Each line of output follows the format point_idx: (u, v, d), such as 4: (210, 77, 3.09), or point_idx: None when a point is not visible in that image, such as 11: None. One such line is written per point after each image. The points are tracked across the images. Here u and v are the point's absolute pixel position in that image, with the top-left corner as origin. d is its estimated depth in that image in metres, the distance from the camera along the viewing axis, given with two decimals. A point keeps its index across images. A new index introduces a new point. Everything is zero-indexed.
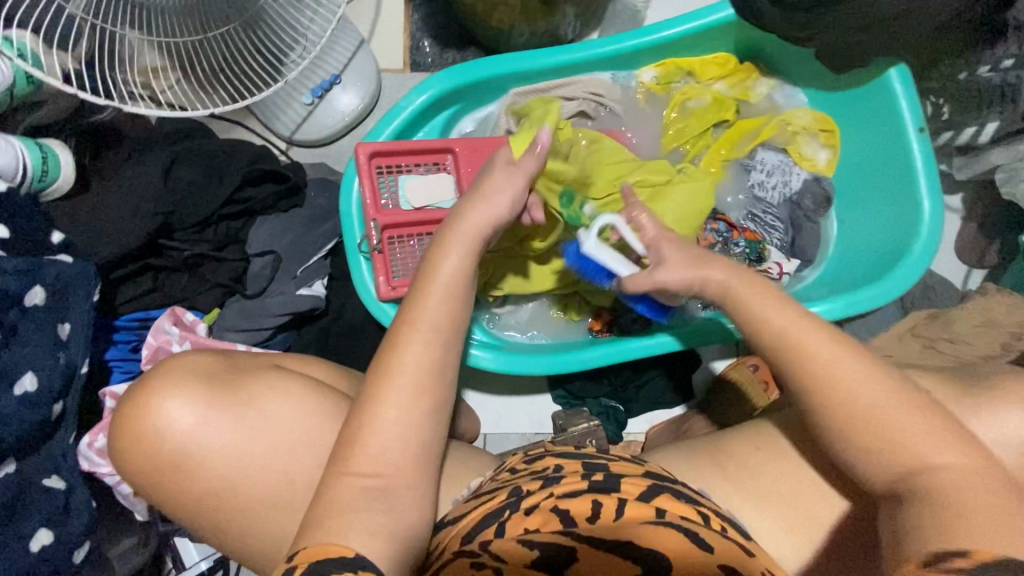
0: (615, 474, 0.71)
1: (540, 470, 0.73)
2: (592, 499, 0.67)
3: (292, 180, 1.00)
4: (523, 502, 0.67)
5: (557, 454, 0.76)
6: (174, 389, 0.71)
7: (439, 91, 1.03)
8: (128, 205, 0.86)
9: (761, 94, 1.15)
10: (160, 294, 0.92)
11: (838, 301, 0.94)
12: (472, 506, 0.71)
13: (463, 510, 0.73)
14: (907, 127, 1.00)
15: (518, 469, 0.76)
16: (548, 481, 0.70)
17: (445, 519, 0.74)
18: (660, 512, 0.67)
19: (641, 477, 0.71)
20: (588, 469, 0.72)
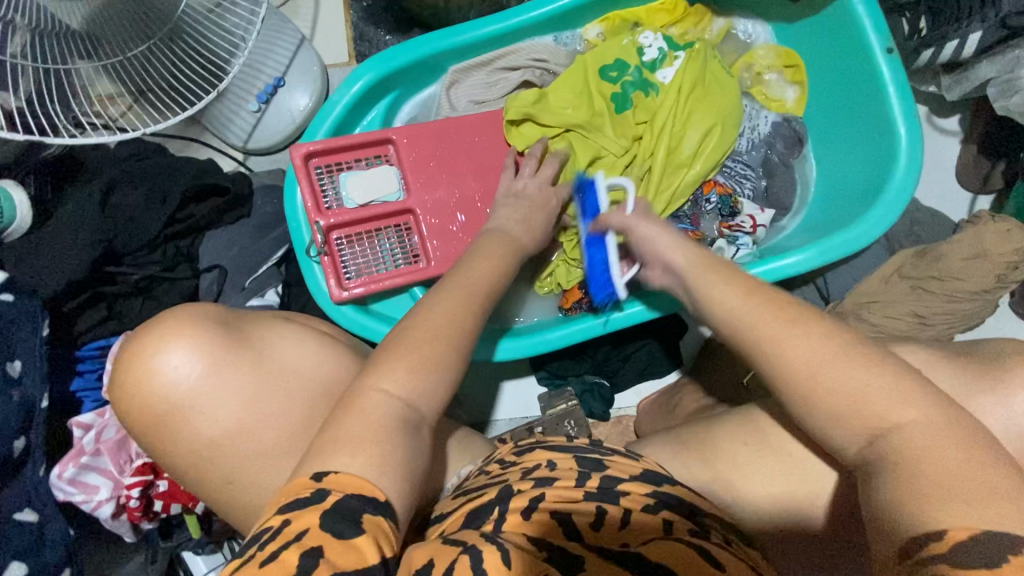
0: (614, 477, 0.67)
1: (531, 466, 0.69)
2: (593, 505, 0.63)
3: (232, 192, 0.98)
4: (512, 504, 0.62)
5: (547, 448, 0.73)
6: (179, 339, 0.66)
7: (372, 78, 1.01)
8: (69, 236, 0.86)
9: (717, 37, 1.09)
10: (115, 320, 0.92)
11: (812, 250, 0.88)
12: (458, 506, 0.66)
13: (452, 505, 0.68)
14: (873, 48, 0.91)
15: (509, 463, 0.72)
16: (544, 481, 0.65)
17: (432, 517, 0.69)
18: (668, 523, 0.62)
19: (641, 482, 0.67)
20: (585, 469, 0.68)
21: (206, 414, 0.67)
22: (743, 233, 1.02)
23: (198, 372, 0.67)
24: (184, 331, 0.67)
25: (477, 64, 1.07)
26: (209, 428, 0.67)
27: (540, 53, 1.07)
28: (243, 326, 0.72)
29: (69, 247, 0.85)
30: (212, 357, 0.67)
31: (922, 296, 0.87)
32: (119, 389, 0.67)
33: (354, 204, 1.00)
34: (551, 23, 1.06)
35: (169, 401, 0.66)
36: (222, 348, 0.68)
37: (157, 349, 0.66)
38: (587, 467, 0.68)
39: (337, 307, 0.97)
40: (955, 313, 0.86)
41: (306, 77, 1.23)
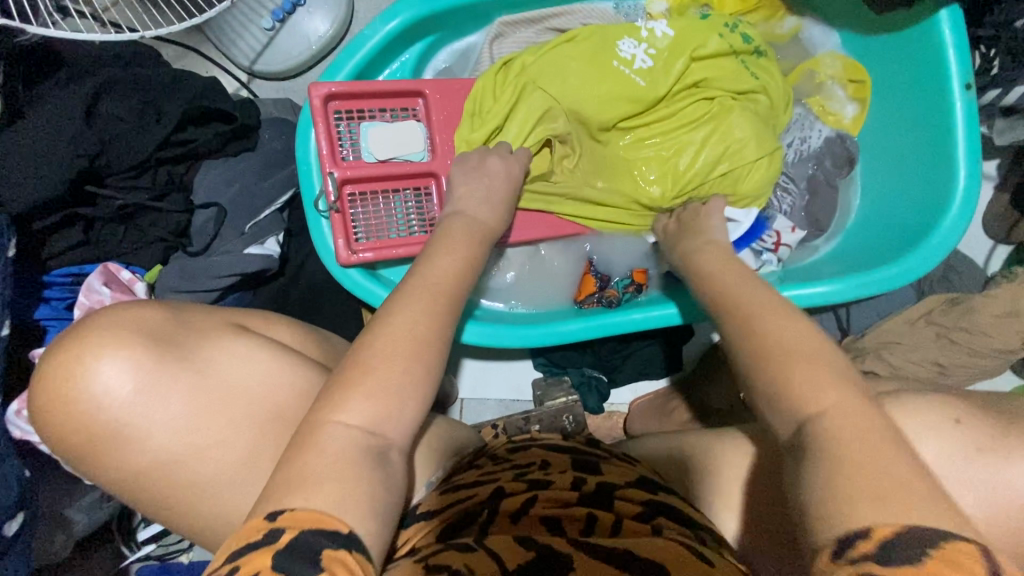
0: (607, 483, 0.66)
1: (525, 467, 0.69)
2: (586, 510, 0.61)
3: (239, 121, 0.88)
4: (506, 505, 0.61)
5: (543, 449, 0.75)
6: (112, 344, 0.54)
7: (409, 18, 0.90)
8: (42, 144, 0.74)
9: (788, 36, 1.01)
10: (92, 247, 0.82)
11: (845, 283, 0.86)
12: (445, 505, 0.63)
13: (438, 501, 0.64)
14: (951, 81, 0.86)
15: (499, 463, 0.72)
16: (535, 485, 0.65)
17: (413, 509, 0.66)
18: (660, 529, 0.58)
19: (635, 490, 0.64)
20: (577, 477, 0.67)
21: (162, 424, 0.56)
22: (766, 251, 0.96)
23: (148, 378, 0.55)
24: (131, 330, 0.56)
25: (529, 20, 0.97)
26: (171, 426, 0.56)
27: (597, 20, 0.98)
28: (189, 330, 0.61)
29: (44, 159, 0.74)
30: (159, 364, 0.56)
31: (946, 345, 0.86)
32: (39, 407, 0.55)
33: (373, 159, 0.91)
34: None
35: (102, 423, 0.54)
36: (167, 355, 0.57)
37: (83, 363, 0.53)
38: (579, 472, 0.68)
39: (344, 269, 0.90)
40: (973, 367, 0.86)
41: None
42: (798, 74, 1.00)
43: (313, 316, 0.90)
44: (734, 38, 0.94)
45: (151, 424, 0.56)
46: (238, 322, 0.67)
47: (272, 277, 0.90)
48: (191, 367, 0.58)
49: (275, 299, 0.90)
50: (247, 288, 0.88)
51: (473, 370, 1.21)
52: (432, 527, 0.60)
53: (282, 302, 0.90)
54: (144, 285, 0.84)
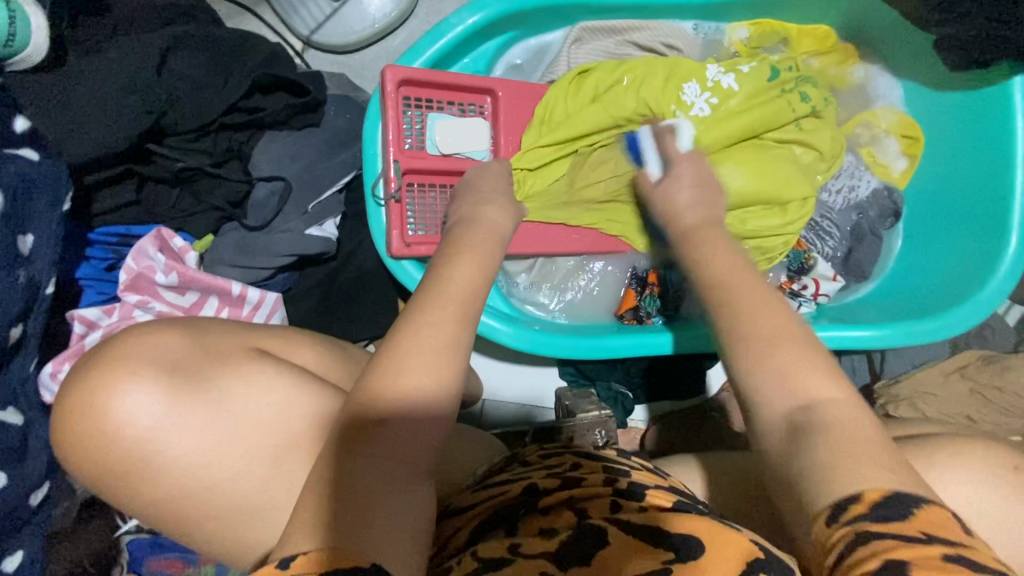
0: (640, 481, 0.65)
1: (558, 467, 0.69)
2: (615, 502, 0.62)
3: (311, 95, 0.84)
4: (542, 500, 0.64)
5: (576, 452, 0.74)
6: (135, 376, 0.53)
7: (494, 13, 0.88)
8: (110, 95, 0.70)
9: (853, 82, 1.03)
10: (144, 208, 0.78)
11: (890, 329, 0.88)
12: (482, 501, 0.65)
13: (473, 501, 0.66)
14: (1015, 147, 0.89)
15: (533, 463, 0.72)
16: (570, 483, 0.66)
17: (452, 508, 0.67)
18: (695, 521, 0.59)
19: (664, 488, 0.64)
20: (611, 472, 0.67)
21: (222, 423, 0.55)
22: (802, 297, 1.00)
23: (173, 411, 0.55)
24: (152, 358, 0.55)
25: (609, 29, 0.96)
26: (201, 443, 0.55)
27: (676, 40, 0.98)
28: (216, 355, 0.59)
29: (110, 110, 0.70)
30: (183, 393, 0.55)
31: (978, 400, 0.89)
32: (64, 440, 0.54)
33: (437, 151, 0.89)
34: (700, 8, 0.97)
35: (133, 455, 0.53)
36: (189, 382, 0.56)
37: (112, 393, 0.53)
38: (611, 472, 0.67)
39: (396, 260, 0.86)
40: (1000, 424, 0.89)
41: None
42: (853, 124, 1.03)
43: (360, 304, 0.87)
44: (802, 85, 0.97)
45: (202, 422, 0.55)
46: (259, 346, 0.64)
47: (324, 260, 0.87)
48: (212, 398, 0.57)
49: (322, 283, 0.87)
50: (294, 269, 0.85)
51: (498, 371, 1.20)
52: (472, 524, 0.62)
53: (330, 285, 0.87)
54: (195, 255, 0.81)
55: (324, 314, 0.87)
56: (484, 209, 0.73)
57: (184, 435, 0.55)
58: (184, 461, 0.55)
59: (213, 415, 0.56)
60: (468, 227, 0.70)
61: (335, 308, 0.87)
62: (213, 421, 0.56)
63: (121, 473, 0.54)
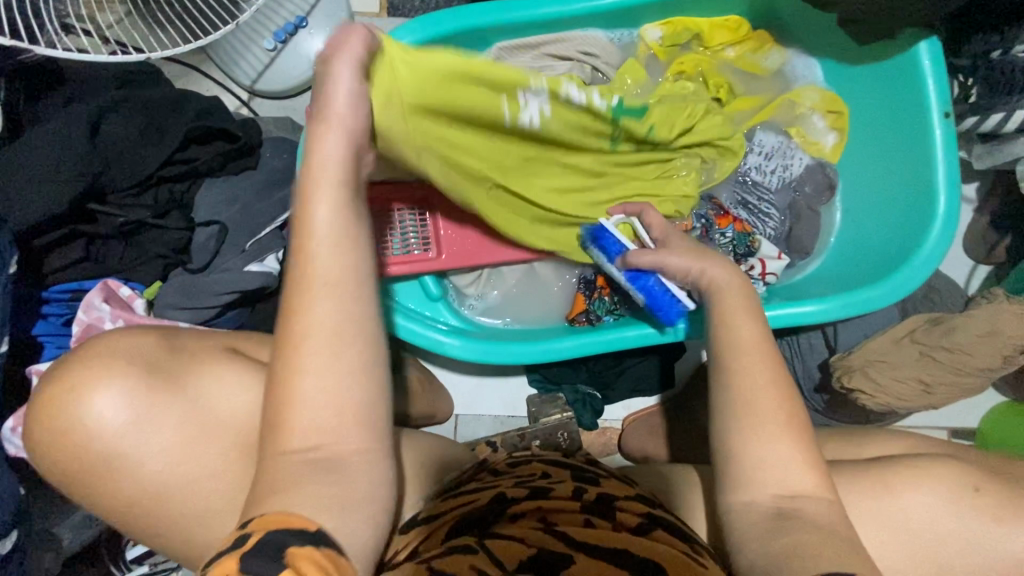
0: (604, 495, 0.69)
1: (526, 477, 0.73)
2: (583, 516, 0.65)
3: (243, 140, 0.89)
4: (508, 511, 0.67)
5: (542, 463, 0.78)
6: (104, 375, 0.57)
7: (409, 44, 0.92)
8: (48, 162, 0.75)
9: (771, 67, 1.05)
10: (90, 264, 0.83)
11: (835, 301, 0.89)
12: (448, 511, 0.68)
13: (441, 509, 0.69)
14: (931, 110, 0.90)
15: (502, 473, 0.76)
16: (535, 493, 0.69)
17: (417, 518, 0.69)
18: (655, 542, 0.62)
19: (626, 502, 0.68)
20: (578, 488, 0.70)
21: (152, 452, 0.58)
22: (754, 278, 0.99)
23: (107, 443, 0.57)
24: (123, 358, 0.59)
25: (527, 45, 1.00)
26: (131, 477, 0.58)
27: (592, 47, 1.01)
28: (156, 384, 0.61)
29: (49, 176, 0.75)
30: (152, 390, 0.59)
31: (930, 364, 0.88)
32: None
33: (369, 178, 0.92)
34: (610, 17, 1.00)
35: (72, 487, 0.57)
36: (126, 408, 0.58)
37: (77, 395, 0.56)
38: (579, 483, 0.72)
39: None
40: (955, 386, 0.89)
41: (331, 21, 1.12)
42: (779, 104, 1.03)
43: None
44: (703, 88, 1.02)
45: (134, 454, 0.58)
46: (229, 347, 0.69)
47: (272, 293, 0.91)
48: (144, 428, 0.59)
49: (274, 316, 0.91)
50: (244, 306, 0.89)
51: (468, 385, 1.21)
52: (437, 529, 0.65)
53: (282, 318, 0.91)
54: (143, 302, 0.85)
55: None
56: None
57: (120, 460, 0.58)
58: (128, 489, 0.58)
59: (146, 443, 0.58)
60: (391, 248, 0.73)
61: None
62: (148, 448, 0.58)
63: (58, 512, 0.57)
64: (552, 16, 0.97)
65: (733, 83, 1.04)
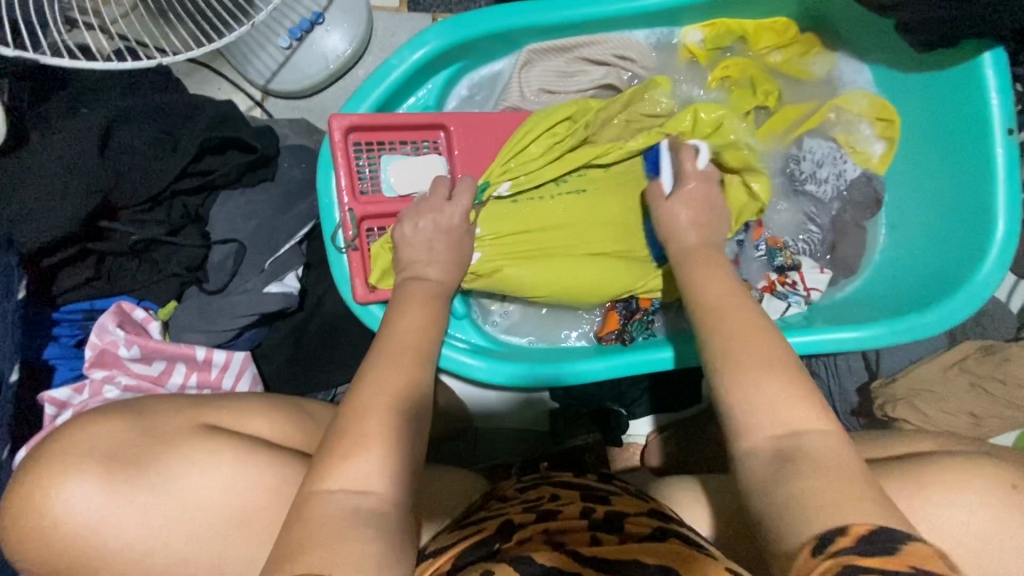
0: (618, 512, 0.69)
1: (535, 500, 0.73)
2: (591, 533, 0.63)
3: (260, 152, 0.84)
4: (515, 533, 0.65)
5: (554, 484, 0.77)
6: (65, 476, 0.49)
7: (436, 47, 0.87)
8: (57, 178, 0.71)
9: (817, 73, 0.99)
10: (102, 283, 0.79)
11: (886, 327, 0.84)
12: (456, 540, 0.66)
13: (448, 540, 0.67)
14: (993, 126, 0.84)
15: (511, 500, 0.74)
16: (544, 516, 0.67)
17: (428, 551, 0.68)
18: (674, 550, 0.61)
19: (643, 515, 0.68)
20: (589, 507, 0.69)
21: (120, 549, 0.50)
22: (794, 293, 0.95)
23: (113, 502, 0.50)
24: (87, 450, 0.51)
25: (560, 48, 0.94)
26: (135, 546, 0.50)
27: (629, 50, 0.95)
28: (158, 438, 0.54)
29: (58, 193, 0.71)
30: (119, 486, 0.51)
31: (979, 395, 0.84)
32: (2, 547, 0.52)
33: (393, 192, 0.87)
34: (649, 18, 0.94)
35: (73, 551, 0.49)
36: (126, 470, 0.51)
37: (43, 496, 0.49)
38: (589, 502, 0.71)
39: (363, 306, 0.85)
40: (1007, 418, 0.84)
41: (350, 19, 1.06)
42: (826, 112, 0.97)
43: (330, 354, 0.87)
44: (741, 97, 0.97)
45: (119, 538, 0.50)
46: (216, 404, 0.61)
47: (290, 312, 0.87)
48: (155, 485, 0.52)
49: (293, 335, 0.87)
50: (262, 325, 0.84)
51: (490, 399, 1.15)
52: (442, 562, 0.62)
53: (301, 339, 0.87)
54: (158, 324, 0.81)
55: (298, 367, 0.86)
56: (429, 267, 0.75)
57: (131, 513, 0.50)
58: None
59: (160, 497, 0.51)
60: (419, 285, 0.72)
61: (305, 361, 0.86)
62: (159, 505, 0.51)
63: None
64: (589, 18, 0.90)
65: (782, 89, 0.98)
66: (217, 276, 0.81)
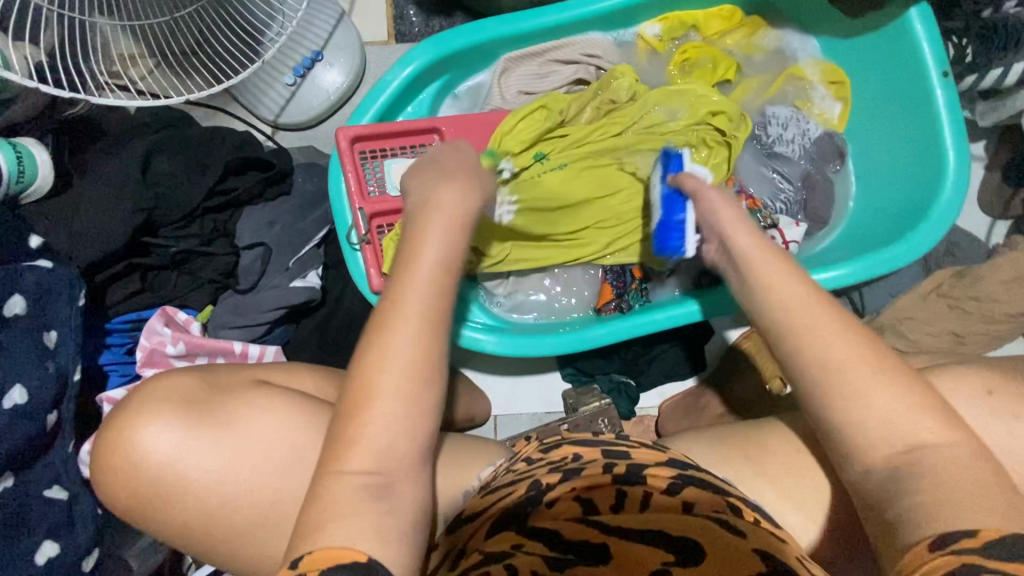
0: (638, 464, 0.70)
1: (559, 460, 0.72)
2: (615, 489, 0.69)
3: (276, 167, 0.94)
4: (546, 495, 0.68)
5: (573, 442, 0.75)
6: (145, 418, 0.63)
7: (423, 62, 0.98)
8: (106, 203, 0.81)
9: (767, 48, 1.09)
10: (148, 294, 0.88)
11: (859, 262, 0.90)
12: (493, 501, 0.70)
13: (485, 501, 0.72)
14: (929, 71, 0.93)
15: (533, 459, 0.76)
16: (569, 475, 0.70)
17: (461, 515, 0.72)
18: (688, 503, 0.67)
19: (664, 465, 0.70)
20: (610, 460, 0.71)
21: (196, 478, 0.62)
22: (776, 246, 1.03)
23: None
24: (159, 400, 0.65)
25: (532, 53, 1.06)
26: (205, 476, 0.62)
27: (595, 48, 1.06)
28: (214, 391, 0.67)
29: (108, 215, 0.81)
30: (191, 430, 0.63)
31: (959, 315, 0.90)
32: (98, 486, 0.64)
33: (397, 192, 0.96)
34: (609, 18, 1.06)
35: (154, 481, 0.62)
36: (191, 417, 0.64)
37: (125, 438, 0.62)
38: (610, 458, 0.72)
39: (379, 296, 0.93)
40: (989, 334, 0.89)
41: (344, 53, 1.19)
42: (783, 81, 1.07)
43: (352, 344, 0.95)
44: (701, 77, 1.06)
45: (189, 470, 0.62)
46: (259, 377, 0.71)
47: (314, 309, 0.95)
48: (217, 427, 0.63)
49: (317, 331, 0.95)
50: (289, 322, 0.93)
51: (504, 387, 1.24)
52: (482, 526, 0.68)
53: (325, 332, 0.94)
54: (199, 325, 0.90)
55: (324, 359, 0.94)
56: None
57: (208, 438, 0.63)
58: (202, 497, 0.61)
59: (220, 438, 0.63)
60: None
61: (331, 352, 0.94)
62: (218, 444, 0.63)
63: (138, 506, 0.63)
64: (556, 23, 1.02)
65: (741, 64, 1.08)
66: (250, 278, 0.89)
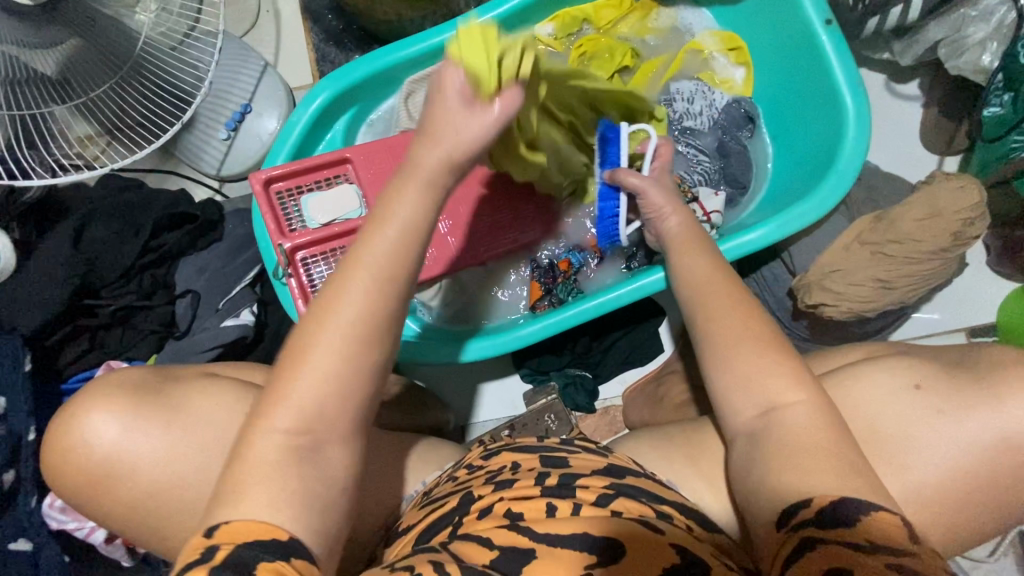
0: (570, 473, 0.68)
1: (496, 468, 0.71)
2: (545, 500, 0.64)
3: (201, 218, 1.01)
4: (473, 506, 0.66)
5: (513, 449, 0.74)
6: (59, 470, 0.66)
7: (326, 97, 1.04)
8: (43, 275, 0.89)
9: (664, 27, 1.10)
10: (98, 351, 0.95)
11: (772, 222, 0.87)
12: (423, 514, 0.69)
13: (417, 515, 0.70)
14: (813, 23, 0.92)
15: (474, 468, 0.74)
16: (500, 485, 0.67)
17: (400, 528, 0.70)
18: (618, 511, 0.63)
19: (599, 474, 0.68)
20: (543, 470, 0.69)
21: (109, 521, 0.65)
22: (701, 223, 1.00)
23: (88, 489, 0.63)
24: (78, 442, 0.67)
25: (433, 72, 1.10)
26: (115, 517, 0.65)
27: None
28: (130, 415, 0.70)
29: (44, 286, 0.88)
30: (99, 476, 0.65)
31: (883, 261, 0.87)
32: None
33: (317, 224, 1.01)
34: None
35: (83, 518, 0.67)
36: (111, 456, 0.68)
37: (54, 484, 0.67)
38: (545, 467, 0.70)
39: None
40: (914, 275, 0.87)
41: (271, 101, 1.27)
42: (683, 57, 1.08)
43: None
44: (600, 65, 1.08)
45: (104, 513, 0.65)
46: None
47: (254, 344, 1.01)
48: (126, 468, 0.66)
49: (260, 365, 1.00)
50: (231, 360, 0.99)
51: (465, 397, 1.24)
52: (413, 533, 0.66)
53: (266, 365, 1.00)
54: None
55: None
56: None
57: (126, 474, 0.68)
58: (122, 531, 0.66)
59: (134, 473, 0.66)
60: None
61: None
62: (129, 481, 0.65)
63: None
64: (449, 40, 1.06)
65: (637, 48, 1.09)
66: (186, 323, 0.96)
